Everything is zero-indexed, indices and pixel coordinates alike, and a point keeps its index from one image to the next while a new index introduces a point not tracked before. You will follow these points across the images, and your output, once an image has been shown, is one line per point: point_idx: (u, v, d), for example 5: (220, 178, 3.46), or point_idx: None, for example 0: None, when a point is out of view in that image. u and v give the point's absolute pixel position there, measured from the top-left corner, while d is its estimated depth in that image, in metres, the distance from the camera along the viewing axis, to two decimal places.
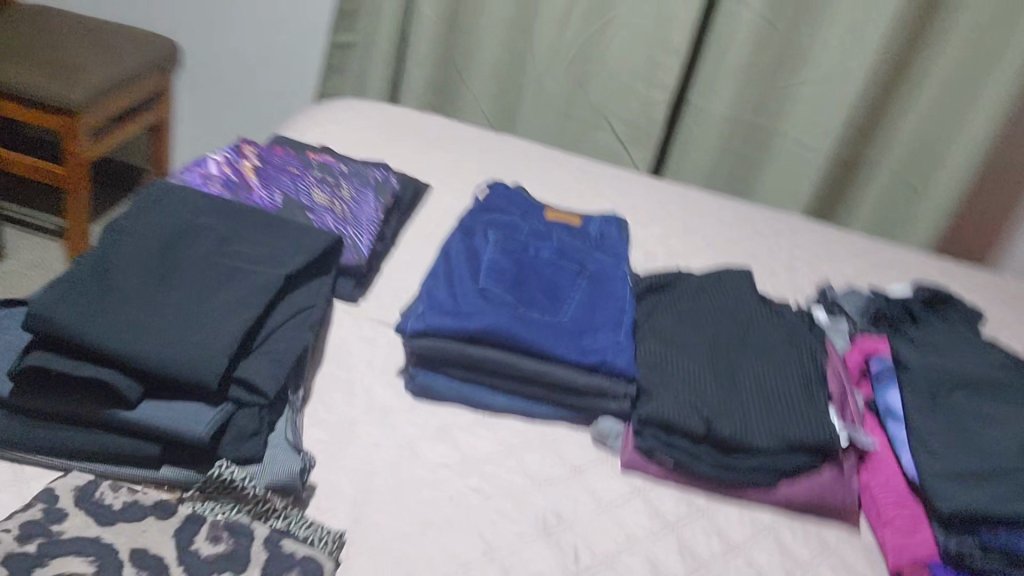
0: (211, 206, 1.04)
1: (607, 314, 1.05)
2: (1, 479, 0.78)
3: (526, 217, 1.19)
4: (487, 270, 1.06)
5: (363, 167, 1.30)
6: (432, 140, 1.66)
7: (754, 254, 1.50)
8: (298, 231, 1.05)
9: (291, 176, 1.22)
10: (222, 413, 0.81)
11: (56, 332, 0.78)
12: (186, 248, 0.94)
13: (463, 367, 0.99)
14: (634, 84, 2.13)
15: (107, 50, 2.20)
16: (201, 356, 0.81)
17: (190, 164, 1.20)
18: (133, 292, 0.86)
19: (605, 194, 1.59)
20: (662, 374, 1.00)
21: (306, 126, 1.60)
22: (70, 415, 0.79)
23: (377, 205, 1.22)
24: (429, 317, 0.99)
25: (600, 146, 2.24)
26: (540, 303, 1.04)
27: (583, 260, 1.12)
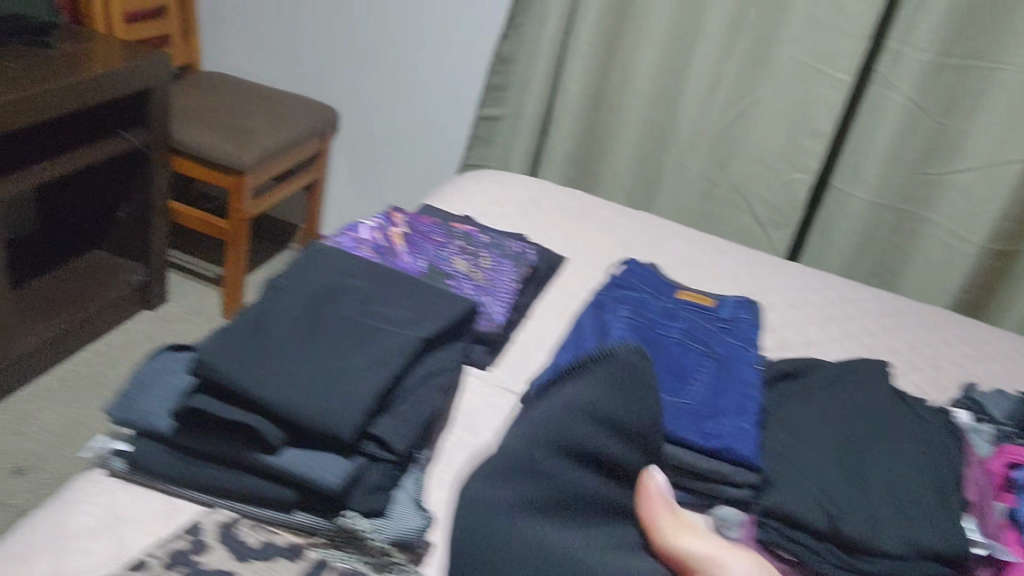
0: (361, 270, 1.11)
1: (732, 399, 1.04)
2: (153, 508, 0.85)
3: (657, 295, 1.20)
4: (616, 346, 1.08)
5: (504, 237, 1.36)
6: (570, 214, 1.71)
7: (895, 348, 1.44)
8: (437, 299, 1.10)
9: (437, 244, 1.29)
10: (355, 466, 0.85)
11: (217, 379, 0.87)
12: (335, 307, 1.01)
13: None
14: (776, 166, 2.11)
15: (277, 117, 2.39)
16: (338, 409, 0.86)
17: (345, 228, 1.29)
18: (284, 346, 0.93)
19: (739, 277, 1.58)
20: (786, 465, 1.00)
21: (453, 196, 1.68)
22: (218, 455, 0.85)
23: (515, 275, 1.27)
24: None
25: (738, 227, 2.24)
26: (665, 383, 1.05)
27: (712, 342, 1.12)
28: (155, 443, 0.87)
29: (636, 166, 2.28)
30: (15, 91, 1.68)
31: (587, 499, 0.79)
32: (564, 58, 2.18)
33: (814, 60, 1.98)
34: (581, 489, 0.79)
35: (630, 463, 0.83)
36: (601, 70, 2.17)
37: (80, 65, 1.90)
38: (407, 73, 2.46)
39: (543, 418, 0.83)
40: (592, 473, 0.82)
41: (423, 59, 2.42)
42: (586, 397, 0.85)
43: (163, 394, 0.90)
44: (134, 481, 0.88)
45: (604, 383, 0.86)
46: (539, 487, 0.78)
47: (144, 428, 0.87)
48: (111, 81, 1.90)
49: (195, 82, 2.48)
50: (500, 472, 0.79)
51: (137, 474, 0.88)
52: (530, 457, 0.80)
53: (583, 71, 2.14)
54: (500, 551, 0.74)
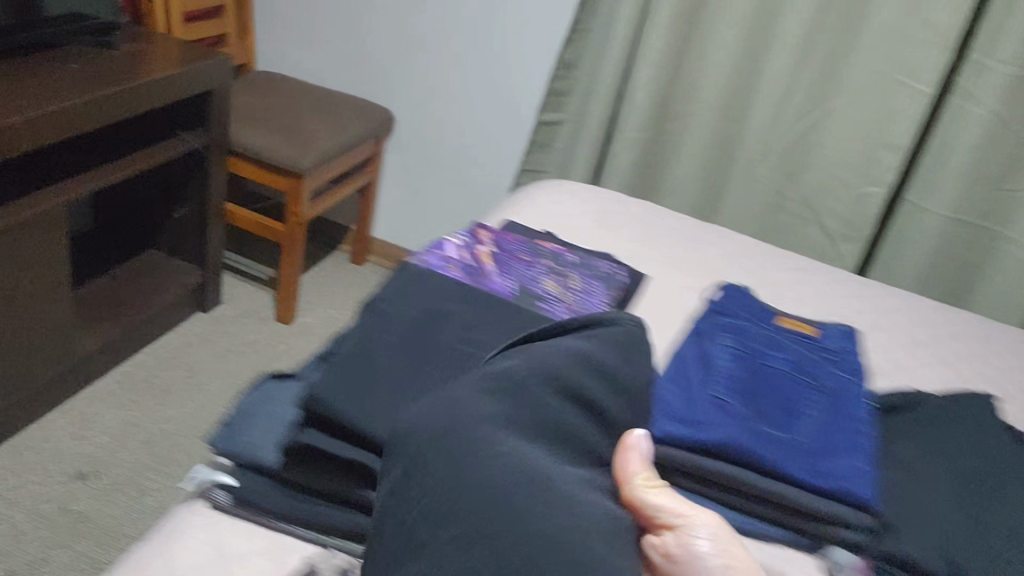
0: (457, 291, 1.08)
1: (846, 437, 0.99)
2: (260, 546, 0.82)
3: (758, 325, 1.17)
4: (723, 378, 1.05)
5: (592, 258, 1.33)
6: (648, 227, 1.67)
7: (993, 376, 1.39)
8: (536, 323, 1.07)
9: (525, 265, 1.26)
10: None
11: (326, 413, 0.83)
12: (436, 335, 0.98)
13: (694, 478, 0.96)
14: (848, 179, 2.07)
15: (334, 118, 2.36)
16: None
17: (431, 246, 1.26)
18: (390, 377, 0.89)
19: (825, 297, 1.53)
20: (902, 509, 0.95)
21: (528, 207, 1.65)
22: (330, 492, 0.83)
23: (606, 299, 1.24)
24: (664, 423, 0.97)
25: (806, 240, 2.19)
26: (775, 418, 1.01)
27: (821, 377, 1.08)
28: (264, 479, 0.85)
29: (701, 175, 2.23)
30: (83, 96, 1.64)
31: (567, 437, 0.78)
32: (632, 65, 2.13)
33: (893, 72, 1.93)
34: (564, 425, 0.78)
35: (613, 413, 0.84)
36: (669, 77, 2.13)
37: (142, 68, 1.86)
38: (465, 75, 2.43)
39: (538, 356, 0.84)
40: (576, 416, 0.81)
41: (483, 62, 2.39)
42: (581, 349, 0.87)
43: (269, 426, 0.87)
44: (237, 515, 0.85)
45: (601, 340, 0.89)
46: (526, 411, 0.77)
47: (252, 461, 0.85)
48: (176, 80, 1.87)
49: (252, 82, 2.46)
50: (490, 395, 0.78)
51: (242, 508, 0.85)
52: (524, 384, 0.80)
53: (651, 77, 2.10)
54: (477, 450, 0.72)
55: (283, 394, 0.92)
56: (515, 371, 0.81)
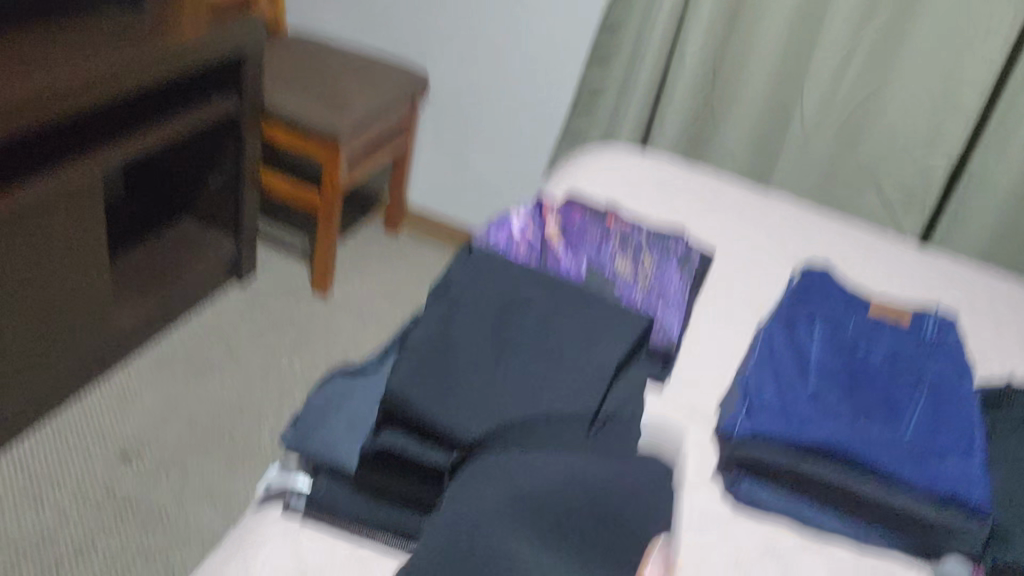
0: (531, 276, 1.01)
1: (953, 437, 0.92)
2: (342, 555, 0.75)
3: (850, 313, 1.09)
4: (817, 370, 0.98)
5: (664, 235, 1.25)
6: (709, 198, 1.58)
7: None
8: (614, 310, 1.00)
9: (595, 242, 1.18)
10: None
11: (410, 415, 0.78)
12: (516, 325, 0.91)
13: (791, 480, 0.91)
14: (910, 146, 1.98)
15: (371, 83, 2.27)
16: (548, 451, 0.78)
17: (494, 223, 1.19)
18: (472, 374, 0.83)
19: (900, 274, 1.45)
20: (1019, 516, 0.88)
21: (584, 177, 1.57)
22: (418, 499, 0.77)
23: (681, 281, 1.17)
24: (758, 419, 0.92)
25: (862, 209, 2.10)
26: (877, 414, 0.94)
27: (921, 369, 1.00)
28: (344, 484, 0.79)
29: (753, 141, 2.14)
30: (118, 58, 1.54)
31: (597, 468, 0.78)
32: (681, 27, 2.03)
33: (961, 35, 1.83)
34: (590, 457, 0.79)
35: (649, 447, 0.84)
36: (722, 39, 2.03)
37: (173, 30, 1.75)
38: (505, 37, 2.33)
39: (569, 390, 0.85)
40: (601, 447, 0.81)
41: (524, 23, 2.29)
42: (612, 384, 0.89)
43: (347, 428, 0.81)
44: (314, 518, 0.78)
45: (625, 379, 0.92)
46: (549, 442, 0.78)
47: (332, 465, 0.79)
48: (216, 45, 1.76)
49: (284, 44, 2.36)
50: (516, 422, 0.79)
51: (315, 513, 0.78)
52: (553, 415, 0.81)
53: (704, 39, 2.00)
54: (480, 476, 0.73)
55: (358, 391, 0.87)
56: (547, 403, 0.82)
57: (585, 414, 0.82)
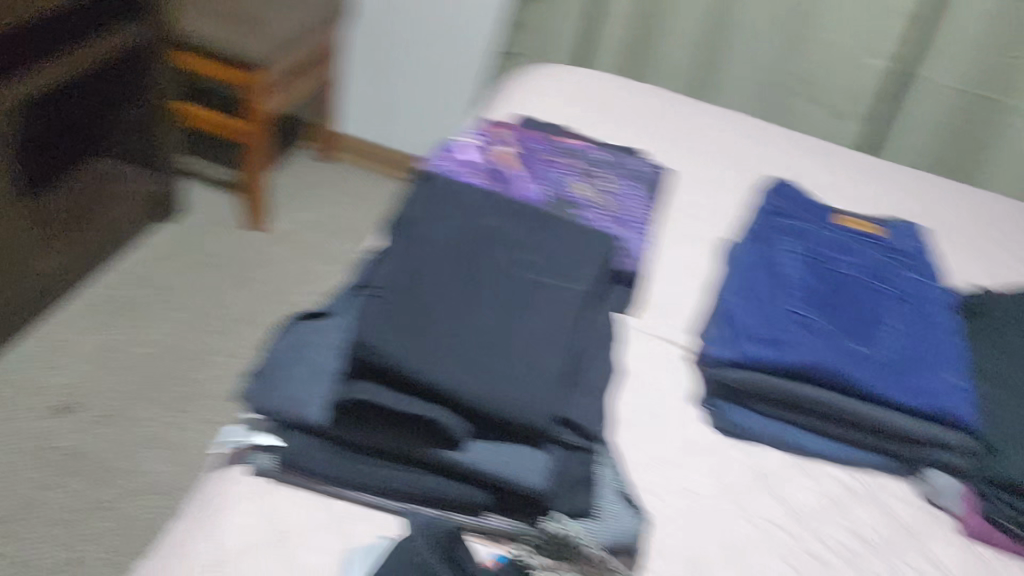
0: (492, 205, 0.94)
1: (936, 349, 0.91)
2: (320, 518, 0.71)
3: (819, 226, 1.07)
4: (796, 288, 0.95)
5: (620, 154, 1.20)
6: (660, 112, 1.53)
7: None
8: (579, 236, 0.95)
9: (551, 164, 1.12)
10: (553, 462, 0.72)
11: (382, 365, 0.71)
12: (484, 259, 0.85)
13: (776, 404, 0.88)
14: (855, 53, 1.95)
15: None
16: (531, 395, 0.73)
17: (444, 147, 1.11)
18: (445, 314, 0.77)
19: (858, 183, 1.42)
20: (1006, 427, 0.85)
21: (529, 96, 1.49)
22: (394, 452, 0.71)
23: (642, 202, 1.12)
24: (742, 343, 0.88)
25: (807, 117, 2.08)
26: (858, 330, 0.92)
27: (896, 281, 0.98)
28: (314, 440, 0.73)
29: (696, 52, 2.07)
30: None
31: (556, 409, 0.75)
32: None
33: None
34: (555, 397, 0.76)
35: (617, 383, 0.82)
36: None
37: None
38: None
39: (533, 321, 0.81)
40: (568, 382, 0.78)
41: None
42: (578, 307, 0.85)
43: (312, 379, 0.75)
44: (289, 481, 0.74)
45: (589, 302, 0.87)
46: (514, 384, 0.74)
47: (298, 420, 0.72)
48: None
49: None
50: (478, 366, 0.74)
51: (299, 475, 0.73)
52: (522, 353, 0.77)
53: None
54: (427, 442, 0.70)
55: (322, 337, 0.80)
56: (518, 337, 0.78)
57: (557, 348, 0.79)
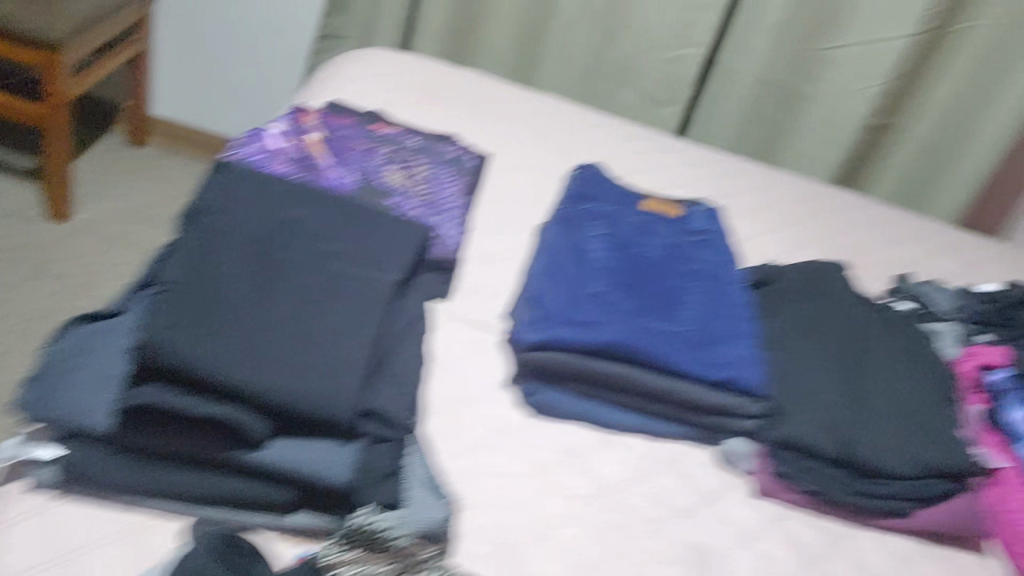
0: (293, 195, 0.92)
1: (727, 321, 0.97)
2: (111, 530, 0.67)
3: (624, 209, 1.08)
4: (599, 270, 0.98)
5: (434, 138, 1.19)
6: (475, 97, 1.53)
7: (832, 227, 1.41)
8: (389, 223, 0.95)
9: (361, 152, 1.10)
10: (358, 454, 0.71)
11: (170, 363, 0.68)
12: (283, 252, 0.82)
13: (582, 382, 0.91)
14: (666, 41, 2.03)
15: None
16: (333, 386, 0.72)
17: (246, 135, 1.09)
18: (242, 308, 0.75)
19: (665, 166, 1.50)
20: (788, 390, 0.95)
21: (342, 83, 1.46)
22: (186, 454, 0.68)
23: (457, 186, 1.11)
24: (548, 326, 0.91)
25: (625, 104, 2.14)
26: (658, 308, 0.96)
27: (692, 260, 1.03)
28: (101, 448, 0.69)
29: (518, 38, 2.10)
30: None
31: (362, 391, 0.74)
32: None
33: None
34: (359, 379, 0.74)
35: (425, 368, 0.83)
36: None
37: None
38: None
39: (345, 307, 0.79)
40: (372, 373, 0.77)
41: None
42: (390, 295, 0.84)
43: (96, 383, 0.71)
44: (76, 494, 0.69)
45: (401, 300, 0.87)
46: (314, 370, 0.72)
47: (82, 428, 0.68)
48: None
49: None
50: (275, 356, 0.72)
51: (85, 488, 0.69)
52: (323, 341, 0.75)
53: None
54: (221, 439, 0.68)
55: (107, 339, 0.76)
56: (317, 328, 0.76)
57: (363, 336, 0.77)
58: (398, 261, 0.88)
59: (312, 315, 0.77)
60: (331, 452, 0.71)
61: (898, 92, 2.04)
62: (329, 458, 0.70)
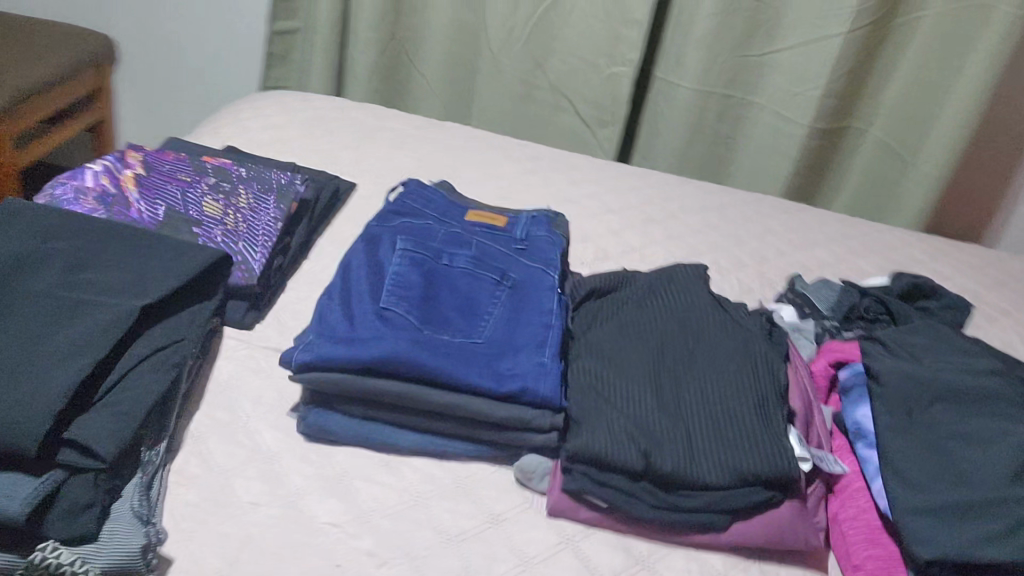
0: (66, 230, 0.91)
1: (531, 329, 0.91)
2: None
3: (443, 221, 1.05)
4: (390, 286, 0.92)
5: (268, 168, 1.17)
6: (364, 132, 1.52)
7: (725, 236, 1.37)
8: (171, 251, 0.92)
9: (180, 185, 1.08)
10: (49, 484, 0.67)
11: None
12: (22, 286, 0.81)
13: (362, 402, 0.86)
14: (595, 61, 1.96)
15: (32, 49, 2.07)
16: (19, 413, 0.68)
17: (65, 175, 1.07)
18: None
19: (559, 186, 1.47)
20: (596, 399, 0.88)
21: (222, 125, 1.46)
22: None
23: (277, 212, 1.08)
24: (317, 346, 0.86)
25: (565, 128, 2.09)
26: (451, 321, 0.90)
27: (505, 269, 0.98)
28: None
29: (450, 72, 2.09)
30: None
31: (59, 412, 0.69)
32: None
33: None
34: (56, 400, 0.69)
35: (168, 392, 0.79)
36: None
37: None
38: None
39: (75, 332, 0.76)
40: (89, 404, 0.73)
41: None
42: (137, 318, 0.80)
43: None
44: None
45: (158, 326, 0.84)
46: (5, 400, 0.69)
47: None
48: None
49: None
50: None
51: None
52: (30, 370, 0.72)
53: None
54: None
55: None
56: (31, 359, 0.73)
57: (82, 362, 0.73)
58: (161, 288, 0.85)
59: (31, 347, 0.74)
60: (17, 483, 0.66)
61: (844, 93, 1.93)
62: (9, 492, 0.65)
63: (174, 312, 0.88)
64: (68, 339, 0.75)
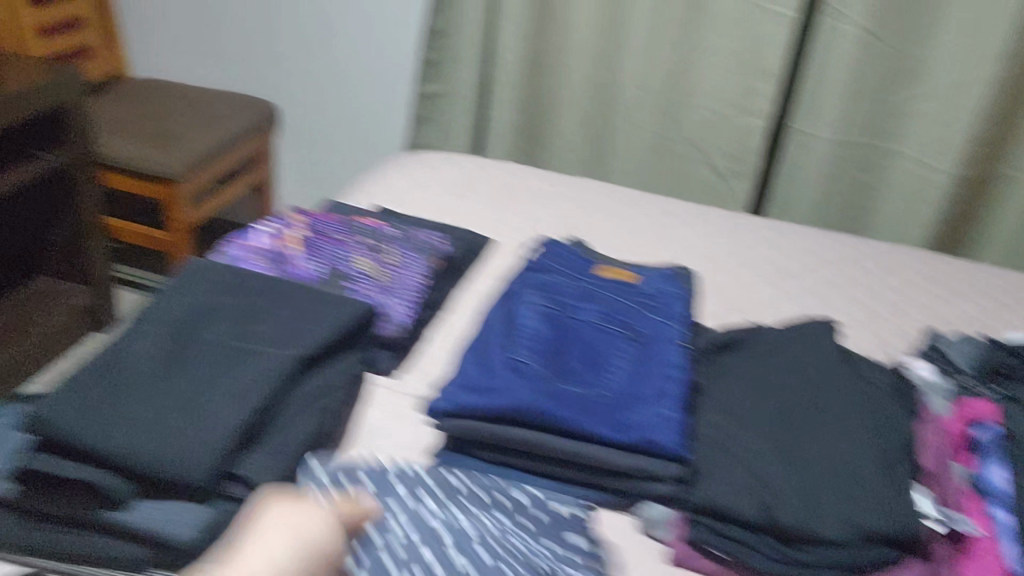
0: (238, 285, 1.02)
1: (656, 382, 0.95)
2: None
3: (578, 276, 1.11)
4: (525, 339, 0.99)
5: (416, 228, 1.27)
6: (503, 190, 1.60)
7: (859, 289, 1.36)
8: (328, 302, 1.02)
9: (337, 243, 1.20)
10: (217, 515, 0.77)
11: (57, 435, 0.77)
12: (202, 333, 0.93)
13: (496, 449, 0.92)
14: (728, 112, 2.00)
15: (209, 115, 2.30)
16: (194, 450, 0.77)
17: (239, 237, 1.21)
18: (138, 386, 0.83)
19: (689, 240, 1.50)
20: (719, 452, 0.91)
21: (372, 187, 1.58)
22: (54, 515, 0.76)
23: (424, 265, 1.17)
24: (456, 395, 0.93)
25: (698, 182, 2.12)
26: (579, 373, 0.96)
27: (634, 323, 1.03)
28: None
29: (584, 128, 2.17)
30: None
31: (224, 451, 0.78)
32: (495, 23, 2.06)
33: None
34: (225, 440, 0.79)
35: (316, 435, 0.87)
36: (534, 38, 2.07)
37: None
38: (338, 59, 2.35)
39: (246, 376, 0.87)
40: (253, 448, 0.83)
41: (353, 43, 2.30)
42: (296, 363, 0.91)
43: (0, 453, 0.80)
44: None
45: (311, 375, 0.93)
46: (184, 437, 0.78)
47: None
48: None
49: (120, 91, 2.37)
50: (153, 427, 0.79)
51: None
52: (206, 411, 0.81)
53: (515, 34, 2.04)
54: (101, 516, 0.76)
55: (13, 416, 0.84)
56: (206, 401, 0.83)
57: (249, 403, 0.83)
58: (316, 336, 0.94)
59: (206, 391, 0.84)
60: (191, 511, 0.77)
61: (993, 141, 1.88)
62: (183, 519, 0.75)
63: (326, 362, 0.97)
64: (238, 384, 0.85)
